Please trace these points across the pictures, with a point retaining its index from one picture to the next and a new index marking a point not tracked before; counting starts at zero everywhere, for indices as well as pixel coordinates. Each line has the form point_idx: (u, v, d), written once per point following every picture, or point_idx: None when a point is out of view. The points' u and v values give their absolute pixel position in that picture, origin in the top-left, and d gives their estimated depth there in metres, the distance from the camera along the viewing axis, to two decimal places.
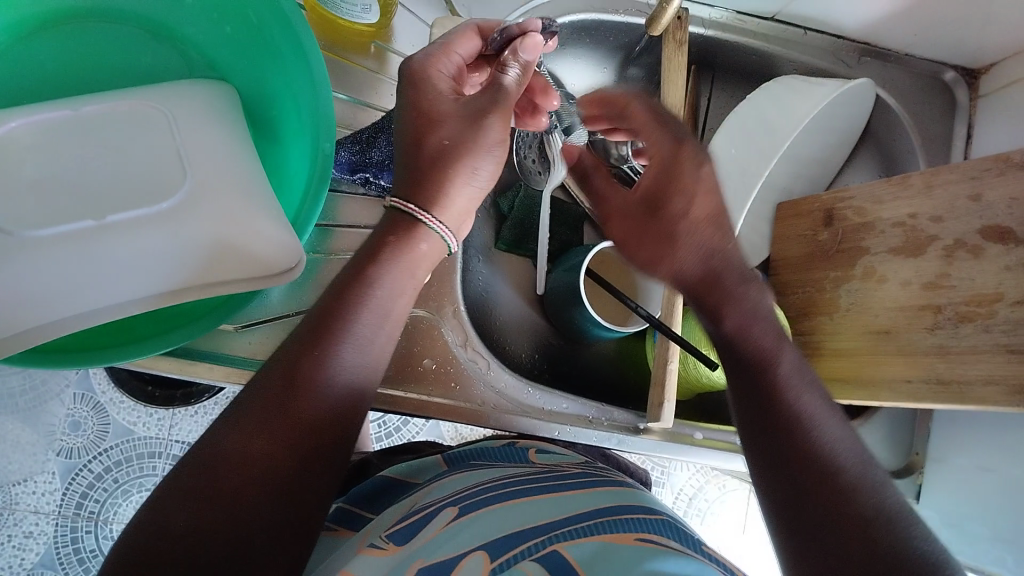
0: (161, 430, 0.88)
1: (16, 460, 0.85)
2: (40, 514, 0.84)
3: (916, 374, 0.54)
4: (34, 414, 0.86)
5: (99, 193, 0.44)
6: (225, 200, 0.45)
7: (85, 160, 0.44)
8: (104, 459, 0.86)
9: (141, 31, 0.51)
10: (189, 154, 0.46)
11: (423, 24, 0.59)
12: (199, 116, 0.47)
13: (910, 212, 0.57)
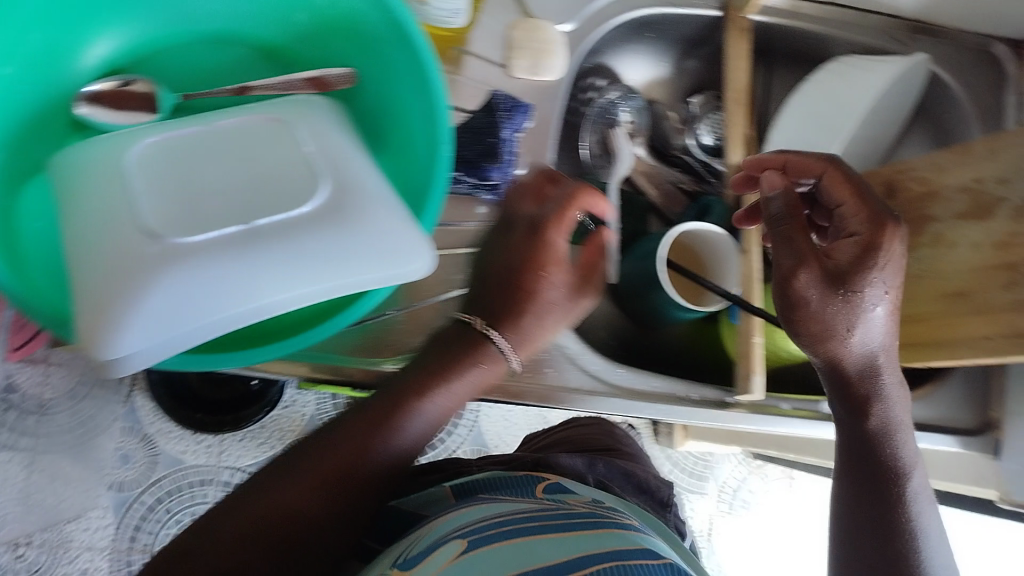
0: (209, 457, 0.99)
1: (68, 498, 0.94)
2: (93, 551, 0.94)
3: (994, 331, 0.57)
4: (85, 450, 0.96)
5: (242, 199, 0.46)
6: (361, 202, 0.47)
7: (223, 174, 0.47)
8: (156, 489, 0.96)
9: (245, 49, 0.54)
10: (312, 155, 0.48)
11: (497, 25, 0.60)
12: (321, 110, 0.52)
13: (975, 176, 0.59)
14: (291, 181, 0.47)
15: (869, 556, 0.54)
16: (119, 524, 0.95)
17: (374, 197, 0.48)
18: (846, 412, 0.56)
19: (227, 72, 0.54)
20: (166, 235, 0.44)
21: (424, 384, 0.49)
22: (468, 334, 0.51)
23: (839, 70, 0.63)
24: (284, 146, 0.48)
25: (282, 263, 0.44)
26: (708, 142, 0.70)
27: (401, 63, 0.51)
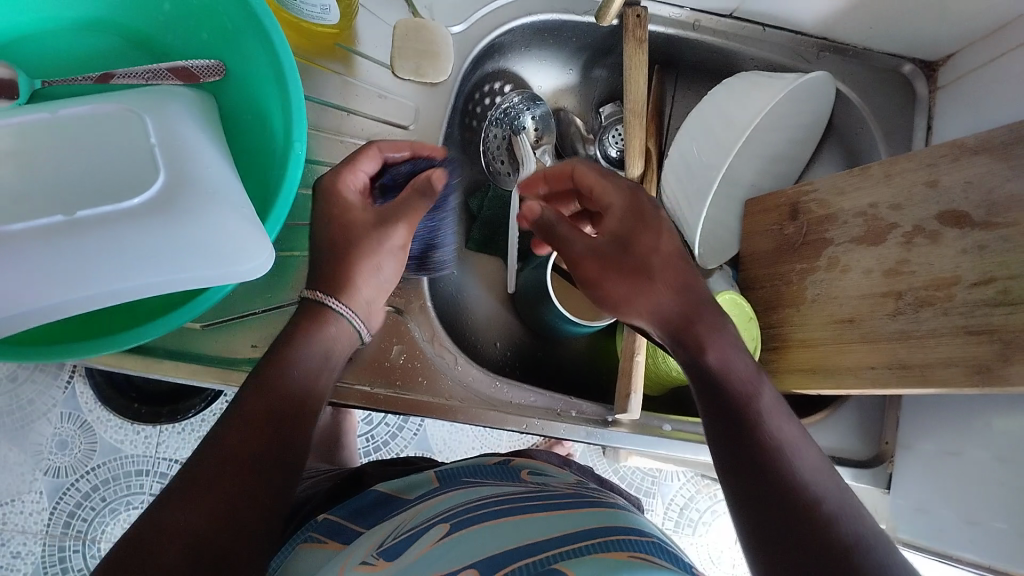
0: (147, 448, 0.87)
1: (0, 481, 0.84)
2: (26, 535, 0.83)
3: (880, 361, 0.55)
4: (20, 435, 0.85)
5: (79, 193, 0.44)
6: (202, 199, 0.45)
7: (63, 164, 0.45)
8: (91, 478, 0.85)
9: (117, 38, 0.52)
10: (162, 151, 0.46)
11: (385, 26, 0.59)
12: (173, 114, 0.48)
13: (871, 202, 0.58)
14: (128, 173, 0.45)
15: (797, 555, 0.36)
16: (53, 510, 0.84)
17: (212, 190, 0.46)
18: (711, 407, 0.45)
19: (96, 61, 0.52)
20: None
21: (279, 350, 0.45)
22: (325, 315, 0.48)
23: (732, 87, 0.64)
24: (128, 137, 0.46)
25: (100, 257, 0.42)
26: (614, 154, 0.68)
27: (262, 58, 0.50)
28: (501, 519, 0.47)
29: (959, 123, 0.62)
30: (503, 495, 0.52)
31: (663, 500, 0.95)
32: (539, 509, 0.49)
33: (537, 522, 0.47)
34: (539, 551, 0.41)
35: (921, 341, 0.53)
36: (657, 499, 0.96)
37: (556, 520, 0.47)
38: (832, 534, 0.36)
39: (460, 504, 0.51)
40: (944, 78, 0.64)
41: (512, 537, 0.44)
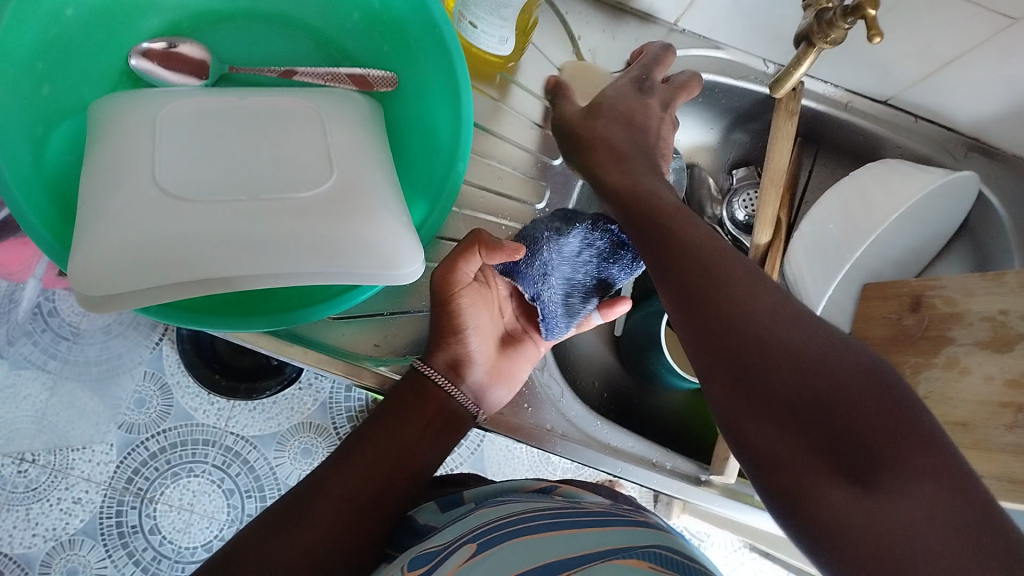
0: (219, 420, 0.84)
1: (78, 427, 0.82)
2: (90, 484, 0.81)
3: (991, 470, 0.55)
4: (105, 385, 0.84)
5: (257, 180, 0.46)
6: (365, 203, 0.47)
7: (246, 148, 0.47)
8: (161, 440, 0.83)
9: (305, 38, 0.55)
10: (338, 154, 0.48)
11: (549, 62, 0.62)
12: (351, 124, 0.51)
13: (1002, 307, 0.57)
14: (303, 166, 0.47)
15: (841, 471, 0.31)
16: (120, 465, 0.82)
17: (377, 195, 0.48)
18: (674, 294, 0.38)
19: (280, 55, 0.55)
20: (176, 193, 0.44)
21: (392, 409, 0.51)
22: (426, 387, 0.52)
23: (880, 169, 0.64)
24: (308, 134, 0.49)
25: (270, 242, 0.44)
26: (740, 218, 0.68)
27: (436, 77, 0.53)
28: (537, 534, 0.47)
29: None
30: (536, 512, 0.52)
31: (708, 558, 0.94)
32: (574, 523, 0.49)
33: (571, 539, 0.46)
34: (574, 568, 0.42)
35: None
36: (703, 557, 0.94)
37: (596, 537, 0.47)
38: (876, 448, 0.31)
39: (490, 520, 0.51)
40: None
41: (545, 555, 0.43)
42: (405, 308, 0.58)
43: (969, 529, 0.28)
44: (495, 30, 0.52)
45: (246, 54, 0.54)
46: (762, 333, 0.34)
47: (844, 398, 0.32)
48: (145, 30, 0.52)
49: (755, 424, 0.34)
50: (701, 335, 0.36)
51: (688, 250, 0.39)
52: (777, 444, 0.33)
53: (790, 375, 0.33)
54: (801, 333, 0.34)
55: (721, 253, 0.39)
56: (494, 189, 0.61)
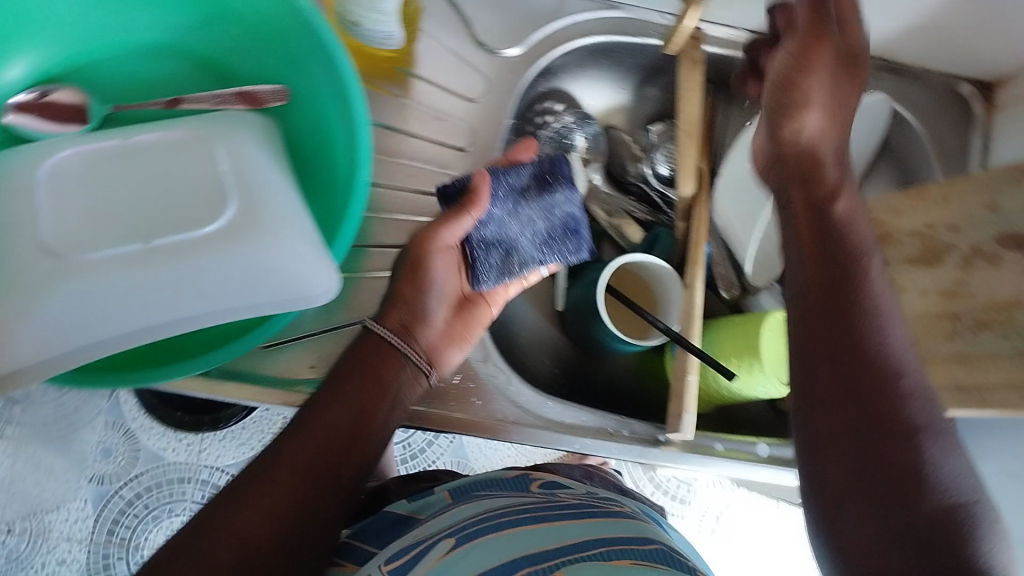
0: (189, 455, 0.84)
1: (47, 488, 0.82)
2: (72, 542, 0.81)
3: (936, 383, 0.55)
4: (66, 442, 0.83)
5: (154, 221, 0.46)
6: (266, 226, 0.47)
7: (138, 190, 0.46)
8: (135, 485, 0.83)
9: (186, 63, 0.53)
10: (233, 181, 0.47)
11: (444, 48, 0.60)
12: (243, 144, 0.49)
13: (927, 222, 0.58)
14: (200, 199, 0.47)
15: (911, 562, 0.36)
16: (99, 518, 0.82)
17: (279, 214, 0.47)
18: (827, 306, 0.44)
19: (164, 85, 0.53)
20: (72, 254, 0.44)
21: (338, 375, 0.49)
22: (383, 348, 0.51)
23: None
24: (198, 163, 0.48)
25: (181, 284, 0.45)
26: (664, 173, 0.68)
27: (325, 84, 0.51)
28: (509, 527, 0.47)
29: (1014, 144, 0.62)
30: (515, 504, 0.53)
31: (698, 505, 0.87)
32: (549, 516, 0.50)
33: (541, 532, 0.47)
34: (538, 561, 0.43)
35: (980, 366, 0.53)
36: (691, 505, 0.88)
37: (574, 527, 0.48)
38: (919, 473, 0.38)
39: (470, 516, 0.52)
40: (1003, 98, 0.64)
41: (514, 549, 0.44)
42: (340, 323, 0.57)
43: (937, 563, 0.36)
44: (381, 26, 0.50)
45: (128, 89, 0.53)
46: (909, 424, 0.40)
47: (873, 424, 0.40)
48: (13, 81, 0.49)
49: (812, 436, 0.42)
50: (810, 349, 0.43)
51: (849, 307, 0.43)
52: (813, 441, 0.42)
53: (907, 445, 0.39)
54: (930, 424, 0.40)
55: (876, 299, 0.44)
56: (406, 186, 0.60)
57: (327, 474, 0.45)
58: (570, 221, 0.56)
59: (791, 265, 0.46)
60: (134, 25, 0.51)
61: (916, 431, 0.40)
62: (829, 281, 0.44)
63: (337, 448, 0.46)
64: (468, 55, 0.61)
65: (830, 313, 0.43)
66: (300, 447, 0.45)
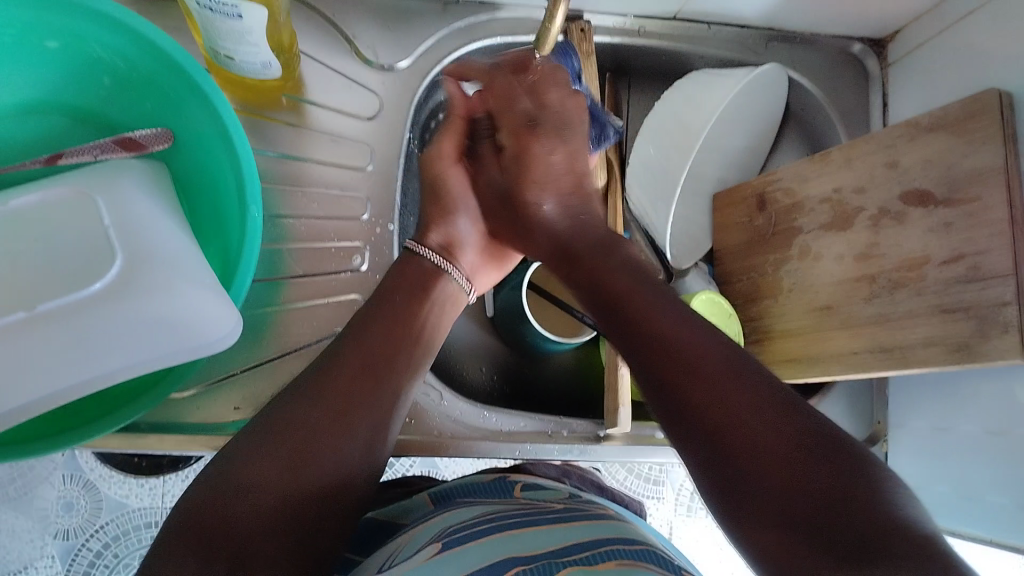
0: (155, 499, 0.80)
1: (13, 550, 0.78)
2: None
3: (862, 345, 0.55)
4: (25, 502, 0.78)
5: (37, 287, 0.43)
6: (161, 275, 0.44)
7: (18, 256, 0.44)
8: (101, 537, 0.78)
9: (62, 117, 0.52)
10: (120, 234, 0.45)
11: (330, 68, 0.59)
12: (125, 194, 0.47)
13: (835, 187, 0.58)
14: (83, 258, 0.44)
15: (807, 540, 0.33)
16: (69, 573, 0.78)
17: (172, 262, 0.45)
18: (616, 317, 0.47)
19: (42, 144, 0.52)
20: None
21: (370, 313, 0.50)
22: (423, 266, 0.54)
23: (685, 86, 0.64)
24: (81, 220, 0.45)
25: (72, 349, 0.42)
26: None
27: (205, 121, 0.50)
28: (481, 536, 0.46)
29: (911, 99, 0.63)
30: (501, 509, 0.52)
31: (672, 487, 0.86)
32: (538, 522, 0.50)
33: (516, 538, 0.46)
34: (525, 562, 0.42)
35: (901, 325, 0.53)
36: (665, 487, 0.86)
37: (565, 532, 0.48)
38: (762, 443, 0.37)
39: (453, 524, 0.51)
40: (894, 55, 0.65)
41: (503, 553, 0.43)
42: (268, 356, 0.55)
43: (842, 539, 0.32)
44: (254, 57, 0.49)
45: (4, 152, 0.51)
46: (729, 379, 0.40)
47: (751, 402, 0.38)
48: None
49: (696, 460, 0.39)
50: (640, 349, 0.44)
51: (639, 312, 0.46)
52: (697, 460, 0.39)
53: (734, 416, 0.38)
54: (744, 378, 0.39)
55: (637, 305, 0.46)
56: (315, 213, 0.58)
57: (359, 418, 0.45)
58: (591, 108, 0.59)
59: (591, 283, 0.50)
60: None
61: (793, 431, 0.37)
62: (610, 297, 0.48)
63: (365, 388, 0.46)
64: (358, 73, 0.60)
65: (638, 327, 0.45)
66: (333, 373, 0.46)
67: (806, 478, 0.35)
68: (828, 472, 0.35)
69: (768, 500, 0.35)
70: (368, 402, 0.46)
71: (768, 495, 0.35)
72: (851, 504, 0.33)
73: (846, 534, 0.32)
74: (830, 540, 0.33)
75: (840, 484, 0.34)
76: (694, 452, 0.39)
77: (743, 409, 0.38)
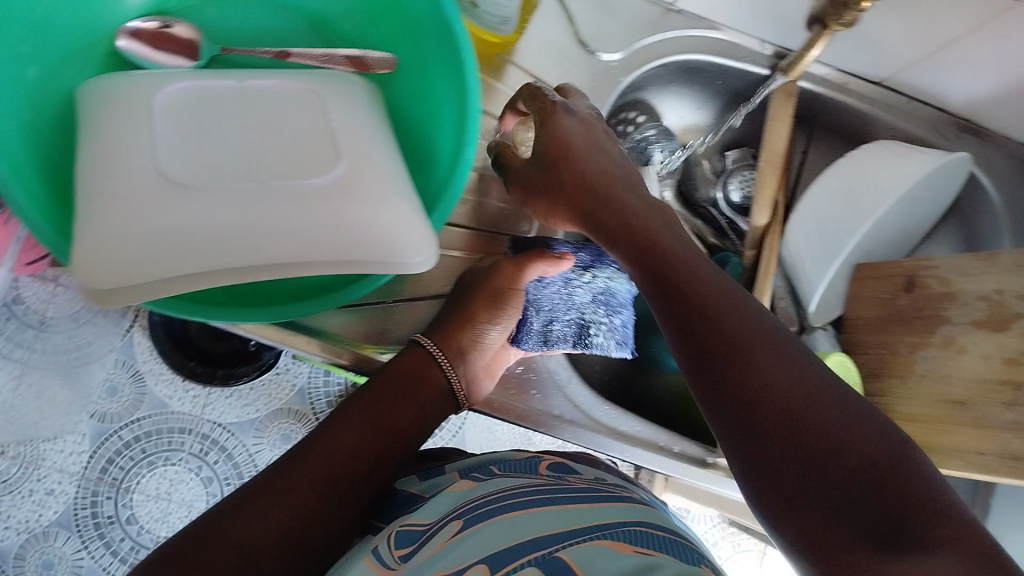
0: (195, 407, 0.80)
1: (45, 417, 0.77)
2: (64, 474, 0.76)
3: (989, 447, 0.55)
4: (71, 375, 0.78)
5: (267, 168, 0.44)
6: (374, 188, 0.45)
7: (249, 137, 0.45)
8: (135, 428, 0.78)
9: (297, 19, 0.54)
10: (345, 140, 0.47)
11: (546, 43, 0.61)
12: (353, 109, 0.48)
13: (997, 288, 0.57)
14: (310, 154, 0.46)
15: (867, 522, 0.33)
16: (94, 455, 0.77)
17: (383, 180, 0.46)
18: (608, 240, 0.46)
19: (275, 38, 0.54)
20: (181, 181, 0.42)
21: (384, 381, 0.53)
22: (430, 367, 0.54)
23: (861, 154, 0.66)
24: (312, 117, 0.47)
25: (281, 230, 0.43)
26: (735, 199, 0.70)
27: (438, 57, 0.51)
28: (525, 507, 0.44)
29: None
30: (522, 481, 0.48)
31: None
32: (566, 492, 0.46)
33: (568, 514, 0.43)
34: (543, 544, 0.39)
35: None
36: None
37: (601, 508, 0.44)
38: (798, 411, 0.36)
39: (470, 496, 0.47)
40: None
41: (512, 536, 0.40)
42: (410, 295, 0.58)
43: (889, 527, 0.33)
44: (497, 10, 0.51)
45: (234, 35, 0.53)
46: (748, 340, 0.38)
47: (788, 379, 0.37)
48: (134, 9, 0.50)
49: (728, 428, 0.38)
50: (665, 296, 0.42)
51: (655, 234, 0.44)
52: (731, 433, 0.38)
53: (764, 378, 0.37)
54: (771, 342, 0.39)
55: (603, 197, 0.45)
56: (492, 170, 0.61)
57: (340, 480, 0.48)
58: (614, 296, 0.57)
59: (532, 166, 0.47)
60: None
61: (823, 396, 0.36)
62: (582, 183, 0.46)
63: (352, 456, 0.49)
64: (567, 52, 0.62)
65: (665, 290, 0.42)
66: (343, 431, 0.50)
67: (842, 464, 0.34)
68: (871, 460, 0.34)
69: (813, 495, 0.35)
70: (349, 476, 0.49)
71: (819, 480, 0.34)
72: (899, 488, 0.33)
73: (892, 521, 0.33)
74: (877, 533, 0.33)
75: (881, 471, 0.34)
76: (731, 425, 0.38)
77: (786, 391, 0.36)
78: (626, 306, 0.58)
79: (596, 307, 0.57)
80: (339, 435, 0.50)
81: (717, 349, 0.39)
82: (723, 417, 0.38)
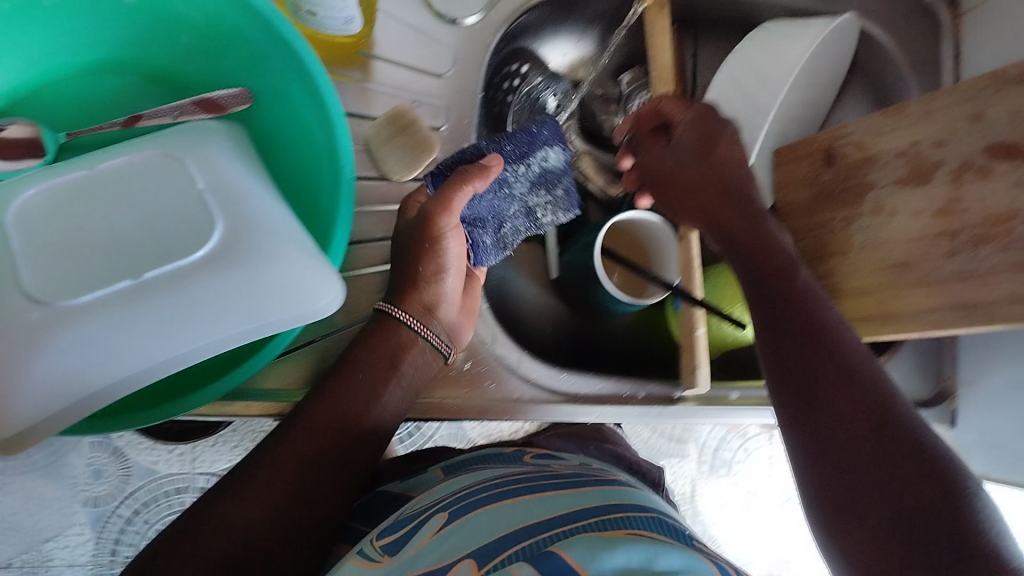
0: (182, 466, 0.77)
1: (39, 517, 0.75)
2: (76, 568, 0.76)
3: (941, 302, 0.55)
4: (50, 470, 0.74)
5: (139, 256, 0.42)
6: (259, 244, 0.43)
7: (114, 226, 0.42)
8: (130, 503, 0.75)
9: (136, 78, 0.51)
10: (216, 198, 0.44)
11: (402, 25, 0.58)
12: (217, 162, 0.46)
13: (912, 141, 0.57)
14: (182, 225, 0.43)
15: (917, 542, 0.39)
16: (98, 541, 0.76)
17: (264, 231, 0.44)
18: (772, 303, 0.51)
19: (125, 105, 0.51)
20: (54, 300, 0.40)
21: (342, 372, 0.49)
22: (397, 334, 0.51)
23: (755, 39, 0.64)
24: (177, 184, 0.44)
25: (171, 318, 0.40)
26: None
27: (290, 79, 0.49)
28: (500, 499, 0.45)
29: (986, 49, 0.63)
30: (508, 473, 0.51)
31: None
32: (547, 484, 0.48)
33: (539, 503, 0.44)
34: (539, 529, 0.39)
35: (983, 281, 0.52)
36: None
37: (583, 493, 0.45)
38: (899, 450, 0.42)
39: (447, 495, 0.49)
40: (968, 3, 0.65)
41: (510, 521, 0.41)
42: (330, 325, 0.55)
43: (946, 547, 0.38)
44: (337, 13, 0.48)
45: (78, 116, 0.50)
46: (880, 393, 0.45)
47: (874, 423, 0.44)
48: None
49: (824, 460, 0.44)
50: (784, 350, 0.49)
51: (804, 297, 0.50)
52: (828, 465, 0.44)
53: (887, 424, 0.43)
54: (873, 392, 0.45)
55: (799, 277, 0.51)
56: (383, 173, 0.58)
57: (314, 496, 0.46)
58: (553, 172, 0.55)
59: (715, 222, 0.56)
60: (88, 39, 0.48)
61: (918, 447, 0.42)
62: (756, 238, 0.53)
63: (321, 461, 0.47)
64: (429, 28, 0.59)
65: (805, 354, 0.48)
66: (306, 434, 0.47)
67: (906, 489, 0.41)
68: (930, 492, 0.40)
69: (879, 507, 0.41)
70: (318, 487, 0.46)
71: (884, 499, 0.41)
72: (951, 514, 0.39)
73: (950, 540, 0.39)
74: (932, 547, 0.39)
75: (938, 503, 0.40)
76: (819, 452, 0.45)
77: (873, 439, 0.43)
78: (565, 172, 0.56)
79: (538, 189, 0.56)
80: (295, 443, 0.46)
81: (829, 388, 0.46)
82: (819, 432, 0.45)
